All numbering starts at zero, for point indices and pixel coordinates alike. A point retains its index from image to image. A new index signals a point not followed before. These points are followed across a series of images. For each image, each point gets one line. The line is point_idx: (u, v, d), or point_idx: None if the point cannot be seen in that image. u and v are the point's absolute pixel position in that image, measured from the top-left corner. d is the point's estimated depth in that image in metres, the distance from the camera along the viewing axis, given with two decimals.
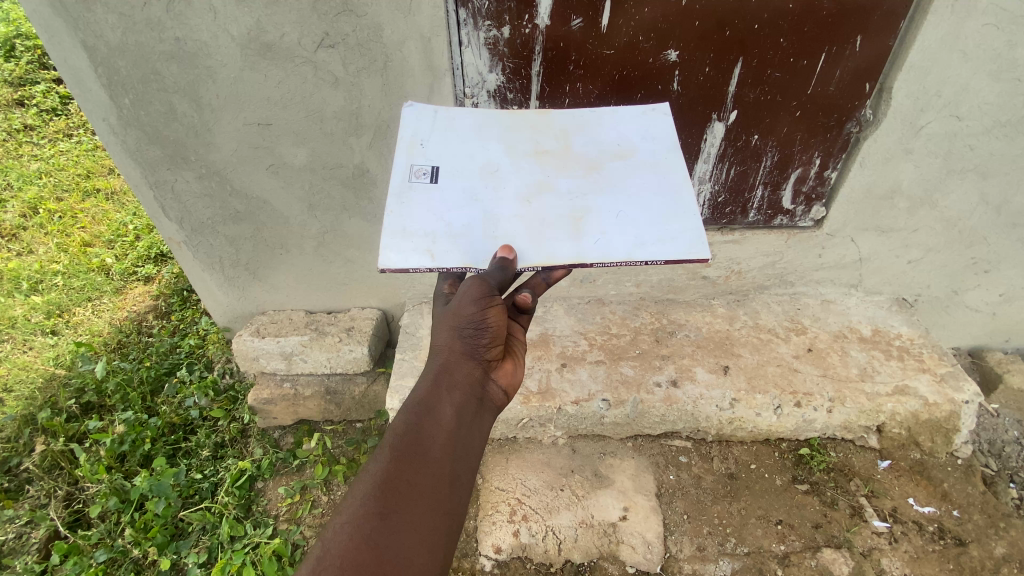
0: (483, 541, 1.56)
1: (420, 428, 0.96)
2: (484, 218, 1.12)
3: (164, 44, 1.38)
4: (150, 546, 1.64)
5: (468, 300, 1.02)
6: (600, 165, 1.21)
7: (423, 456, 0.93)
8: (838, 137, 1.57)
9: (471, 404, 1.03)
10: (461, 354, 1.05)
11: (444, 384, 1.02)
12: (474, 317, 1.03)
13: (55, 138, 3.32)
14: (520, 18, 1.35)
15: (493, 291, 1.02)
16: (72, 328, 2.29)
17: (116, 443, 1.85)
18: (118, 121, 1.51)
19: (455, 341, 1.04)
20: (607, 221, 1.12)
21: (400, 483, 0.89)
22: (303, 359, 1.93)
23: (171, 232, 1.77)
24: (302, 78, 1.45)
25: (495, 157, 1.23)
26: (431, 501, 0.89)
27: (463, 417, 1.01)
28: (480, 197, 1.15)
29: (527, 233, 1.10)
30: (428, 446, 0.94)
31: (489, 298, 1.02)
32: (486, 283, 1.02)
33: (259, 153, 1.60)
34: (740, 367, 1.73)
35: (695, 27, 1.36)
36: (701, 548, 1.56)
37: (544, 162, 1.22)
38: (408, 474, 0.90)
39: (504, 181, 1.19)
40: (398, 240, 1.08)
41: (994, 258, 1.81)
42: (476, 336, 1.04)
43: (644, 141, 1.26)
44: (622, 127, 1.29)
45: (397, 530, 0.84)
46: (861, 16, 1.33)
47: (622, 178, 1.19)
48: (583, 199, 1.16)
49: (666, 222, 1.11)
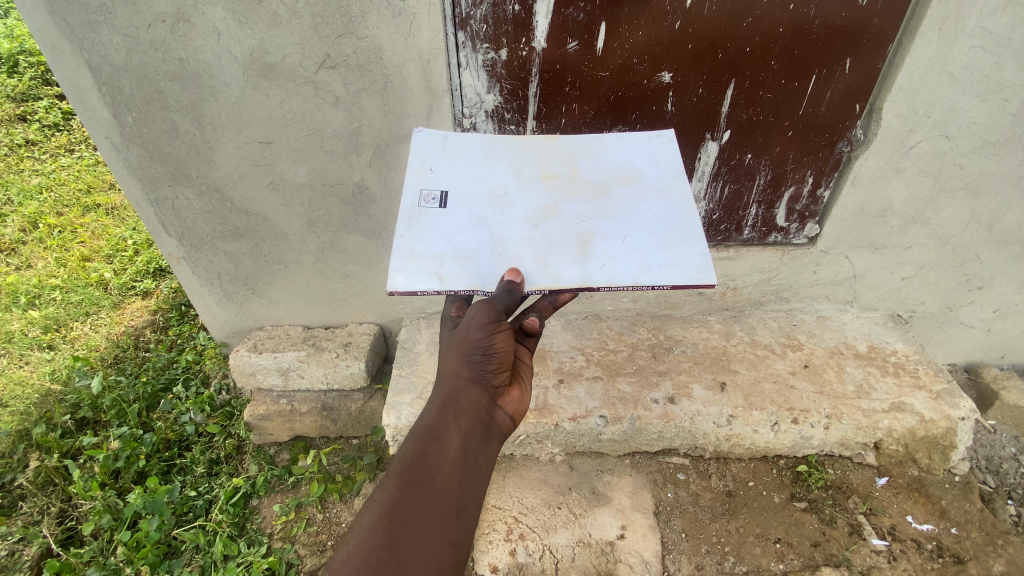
0: (480, 560, 1.53)
1: (426, 455, 0.97)
2: (491, 241, 1.14)
3: (168, 64, 1.40)
4: (142, 565, 1.61)
5: (475, 325, 1.02)
6: (607, 190, 1.23)
7: (429, 484, 0.94)
8: (830, 156, 1.59)
9: (477, 432, 1.03)
10: (468, 380, 1.04)
11: (451, 411, 1.02)
12: (481, 343, 1.03)
13: (57, 152, 3.36)
14: (518, 40, 1.38)
15: (500, 316, 1.02)
16: (69, 344, 2.28)
17: (111, 459, 1.83)
18: (121, 139, 1.53)
19: (462, 367, 1.04)
20: (613, 244, 1.13)
21: (406, 513, 0.89)
22: (300, 375, 1.93)
23: (171, 247, 1.78)
24: (303, 98, 1.48)
25: (502, 182, 1.25)
26: (437, 530, 0.90)
27: (470, 445, 1.01)
28: (488, 221, 1.17)
29: (535, 256, 1.12)
30: (435, 475, 0.95)
31: (496, 324, 1.02)
32: (493, 307, 1.02)
33: (259, 170, 1.61)
34: (736, 383, 1.73)
35: (687, 50, 1.39)
36: (698, 567, 1.55)
37: (551, 186, 1.24)
38: (414, 503, 0.91)
39: (512, 204, 1.20)
40: (406, 264, 1.09)
41: (987, 275, 1.83)
42: (483, 362, 1.04)
43: (649, 166, 1.28)
44: (628, 152, 1.31)
45: (403, 561, 0.85)
46: (850, 39, 1.36)
47: (627, 203, 1.20)
48: (589, 223, 1.17)
49: (673, 246, 1.12)
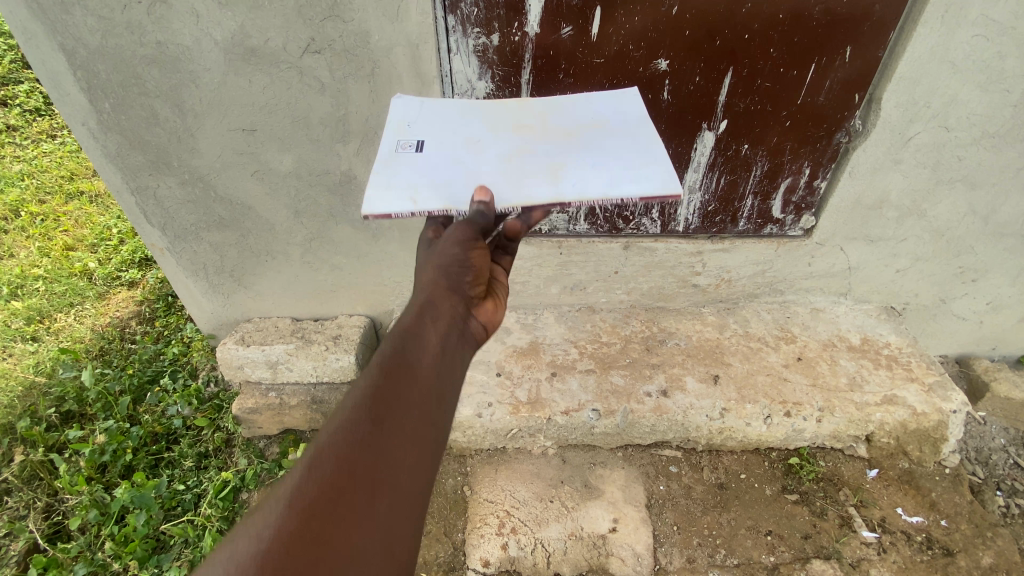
0: (472, 555, 1.53)
1: (406, 347, 0.86)
2: (464, 173, 1.07)
3: (145, 48, 1.35)
4: (131, 560, 1.60)
5: (452, 242, 0.99)
6: (578, 132, 1.17)
7: (411, 370, 0.83)
8: (827, 147, 1.57)
9: (456, 332, 0.94)
10: (446, 288, 0.98)
11: (430, 310, 0.93)
12: (458, 258, 0.99)
13: (38, 138, 3.27)
14: (510, 25, 1.33)
15: (478, 236, 0.99)
16: (54, 335, 2.24)
17: (97, 452, 1.80)
18: (99, 125, 1.48)
19: (441, 276, 0.98)
20: (585, 169, 1.06)
21: (389, 395, 0.78)
22: (289, 368, 1.90)
23: (154, 238, 1.73)
24: (287, 84, 1.43)
25: (475, 130, 1.19)
26: (422, 411, 0.79)
27: (450, 341, 0.92)
28: (460, 157, 1.11)
29: (507, 182, 1.04)
30: (417, 363, 0.84)
31: (473, 242, 0.99)
32: (471, 226, 0.98)
33: (243, 159, 1.57)
34: (730, 376, 1.72)
35: (684, 36, 1.35)
36: (690, 560, 1.55)
37: (524, 132, 1.19)
38: (397, 386, 0.80)
39: (485, 146, 1.14)
40: (379, 193, 1.02)
41: (981, 267, 1.82)
42: (460, 273, 1.00)
43: (620, 112, 1.23)
44: (602, 104, 1.26)
45: (387, 436, 0.74)
46: (851, 27, 1.33)
47: (599, 139, 1.14)
48: (561, 156, 1.10)
49: (642, 166, 1.05)
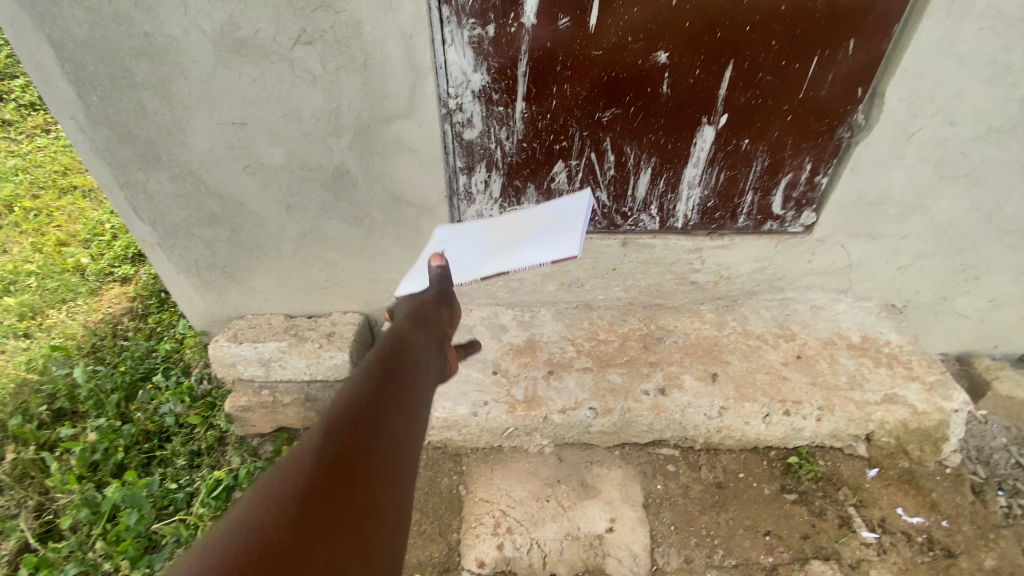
0: (466, 556, 1.51)
1: (398, 352, 0.92)
2: (456, 263, 1.56)
3: (133, 39, 1.32)
4: (122, 560, 1.57)
5: (422, 306, 1.14)
6: (528, 223, 1.56)
7: (402, 365, 0.88)
8: (829, 142, 1.54)
9: (434, 350, 1.01)
10: (422, 322, 1.07)
11: (413, 332, 1.01)
12: (427, 313, 1.12)
13: (32, 133, 3.24)
14: (505, 15, 1.31)
15: (437, 308, 1.17)
16: (46, 331, 2.21)
17: (88, 451, 1.78)
18: (87, 119, 1.45)
19: (417, 317, 1.08)
20: (523, 246, 1.51)
21: (385, 381, 0.82)
22: (282, 365, 1.87)
23: (145, 234, 1.70)
24: (279, 76, 1.40)
25: (465, 233, 1.64)
26: (412, 400, 0.82)
27: (429, 355, 0.98)
28: (455, 254, 1.59)
29: (478, 262, 1.55)
30: (407, 363, 0.89)
31: (434, 309, 1.16)
32: (437, 299, 1.21)
33: (234, 153, 1.54)
34: (728, 375, 1.70)
35: (684, 28, 1.32)
36: (687, 560, 1.52)
37: (494, 229, 1.60)
38: (393, 376, 0.84)
39: (470, 241, 1.61)
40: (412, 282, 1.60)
41: (984, 265, 1.79)
42: (431, 319, 1.10)
43: (564, 213, 1.56)
44: (567, 206, 1.57)
45: (387, 413, 0.76)
46: (854, 19, 1.31)
47: (541, 227, 1.53)
48: (511, 240, 1.54)
49: (557, 240, 1.47)
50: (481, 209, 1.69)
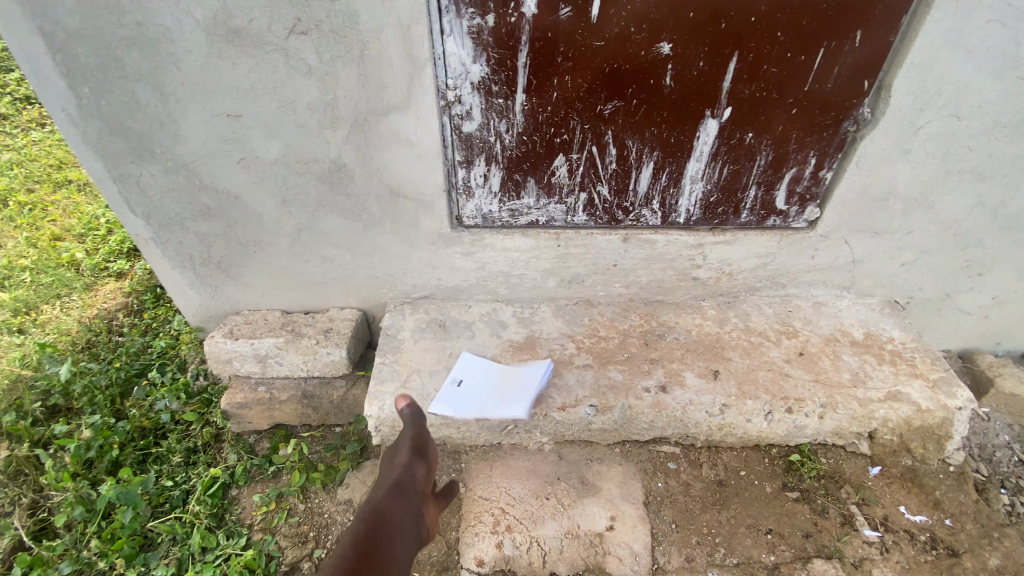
0: (465, 554, 1.49)
1: (384, 519, 0.90)
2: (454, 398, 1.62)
3: (124, 29, 1.29)
4: (117, 559, 1.56)
5: (405, 454, 1.14)
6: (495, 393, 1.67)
7: (389, 537, 0.86)
8: (834, 136, 1.52)
9: (416, 516, 0.98)
10: (407, 479, 1.06)
11: (398, 492, 1.00)
12: (411, 466, 1.11)
13: (27, 126, 3.20)
14: (506, 5, 1.28)
15: (423, 454, 1.16)
16: (40, 327, 2.18)
17: (82, 449, 1.76)
18: (78, 111, 1.42)
19: (403, 473, 1.07)
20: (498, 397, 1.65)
21: (371, 556, 0.80)
22: (278, 362, 1.85)
23: (138, 228, 1.68)
24: (274, 67, 1.37)
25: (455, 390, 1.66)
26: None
27: (412, 521, 0.95)
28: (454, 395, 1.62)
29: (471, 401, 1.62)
30: (391, 534, 0.87)
31: (420, 458, 1.15)
32: (422, 436, 1.22)
33: (229, 146, 1.51)
34: (730, 371, 1.68)
35: (688, 19, 1.30)
36: (689, 559, 1.51)
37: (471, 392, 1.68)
38: (378, 547, 0.82)
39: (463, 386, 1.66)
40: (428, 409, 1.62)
41: (988, 261, 1.77)
42: (415, 474, 1.09)
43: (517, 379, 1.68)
44: (540, 386, 1.63)
45: None
46: (861, 10, 1.28)
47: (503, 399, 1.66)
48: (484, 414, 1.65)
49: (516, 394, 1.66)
50: (480, 203, 1.67)
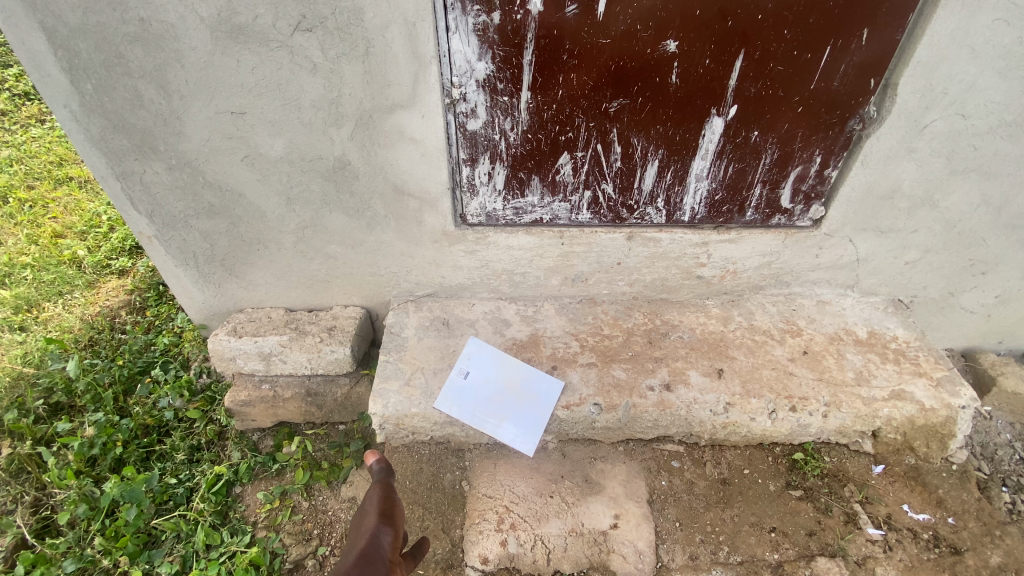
0: (470, 552, 1.50)
1: None
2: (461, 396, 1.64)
3: (128, 25, 1.29)
4: (121, 556, 1.56)
5: (373, 513, 1.20)
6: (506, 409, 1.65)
7: None
8: (840, 134, 1.52)
9: None
10: (375, 544, 1.11)
11: (365, 561, 1.04)
12: (381, 526, 1.16)
13: (27, 123, 3.19)
14: (511, 2, 1.27)
15: (393, 510, 1.22)
16: (42, 325, 2.17)
17: (86, 446, 1.74)
18: (81, 107, 1.41)
19: (371, 537, 1.12)
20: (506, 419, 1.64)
21: None
22: (282, 360, 1.84)
23: (141, 226, 1.67)
24: (278, 64, 1.37)
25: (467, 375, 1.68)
26: None
27: None
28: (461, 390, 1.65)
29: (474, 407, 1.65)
30: None
31: (390, 517, 1.19)
32: (388, 492, 1.27)
33: (233, 143, 1.51)
34: (734, 370, 1.69)
35: (694, 16, 1.29)
36: (692, 557, 1.51)
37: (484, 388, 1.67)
38: None
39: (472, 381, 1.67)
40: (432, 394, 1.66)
41: (993, 260, 1.77)
42: (384, 535, 1.14)
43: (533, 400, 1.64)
44: (544, 390, 1.63)
45: None
46: (868, 9, 1.28)
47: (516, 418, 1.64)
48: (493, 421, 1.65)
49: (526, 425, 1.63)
50: (484, 202, 1.66)
